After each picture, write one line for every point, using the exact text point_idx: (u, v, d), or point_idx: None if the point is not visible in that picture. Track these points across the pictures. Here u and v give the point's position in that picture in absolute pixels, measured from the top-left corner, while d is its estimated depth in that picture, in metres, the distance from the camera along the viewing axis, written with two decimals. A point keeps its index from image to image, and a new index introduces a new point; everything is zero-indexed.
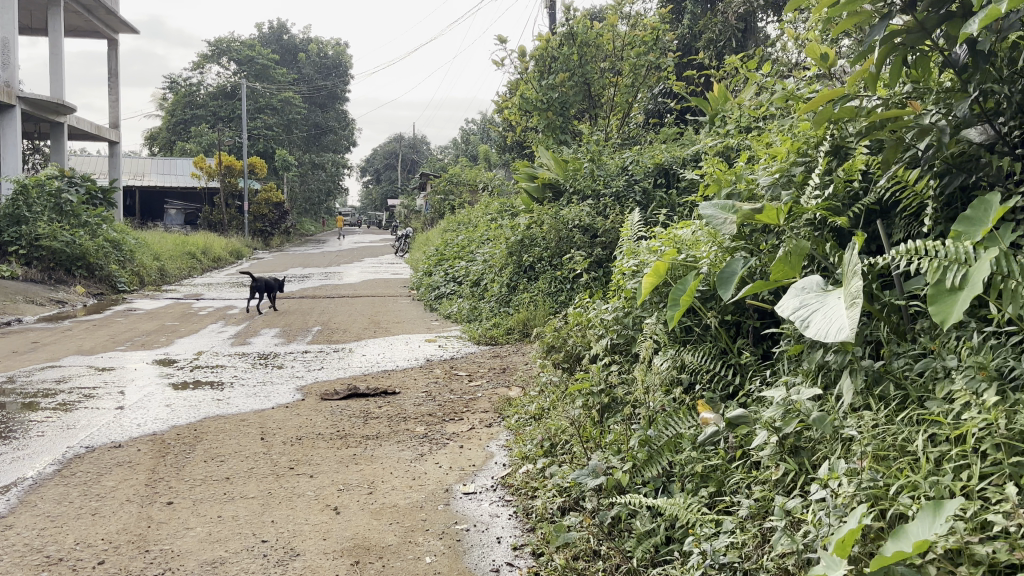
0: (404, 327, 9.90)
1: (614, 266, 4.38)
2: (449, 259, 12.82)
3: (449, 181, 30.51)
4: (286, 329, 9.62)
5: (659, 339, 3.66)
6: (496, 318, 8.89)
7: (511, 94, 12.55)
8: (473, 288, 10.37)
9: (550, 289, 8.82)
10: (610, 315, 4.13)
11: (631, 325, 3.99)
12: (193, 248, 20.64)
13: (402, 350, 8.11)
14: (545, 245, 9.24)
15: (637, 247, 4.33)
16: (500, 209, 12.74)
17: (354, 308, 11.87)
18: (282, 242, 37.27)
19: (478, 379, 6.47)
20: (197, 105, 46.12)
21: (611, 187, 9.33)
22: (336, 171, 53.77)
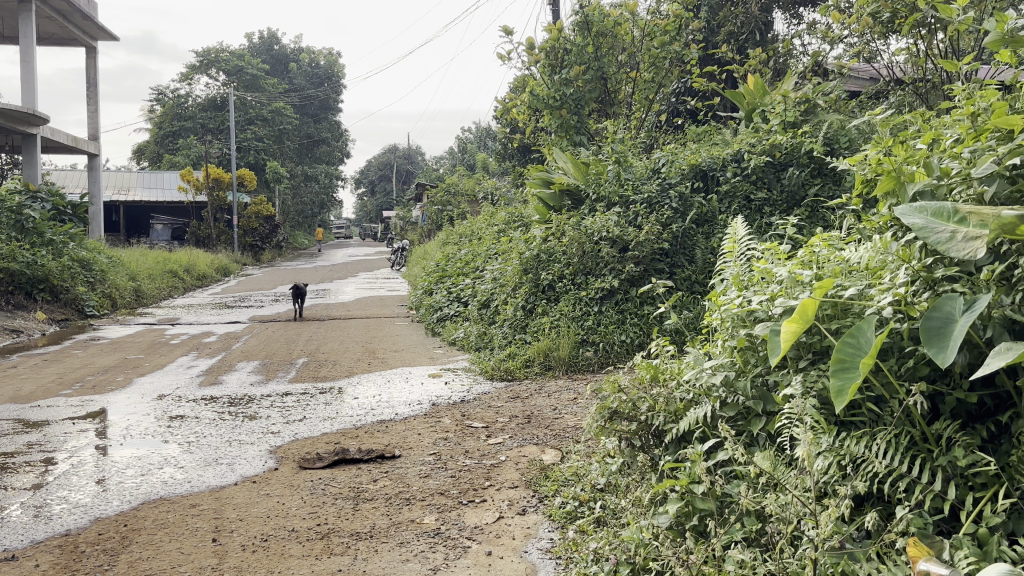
0: (403, 357, 8.57)
1: (711, 301, 3.25)
2: (451, 278, 11.53)
3: (446, 191, 29.31)
4: (266, 363, 8.31)
5: (812, 422, 2.48)
6: (512, 347, 7.59)
7: (519, 92, 11.27)
8: (481, 311, 9.06)
9: (574, 312, 7.49)
10: (711, 374, 2.92)
11: (748, 392, 2.79)
12: (175, 266, 19.31)
13: (401, 389, 6.80)
14: (567, 260, 7.96)
15: (742, 277, 3.22)
16: (509, 220, 11.44)
17: (346, 334, 10.54)
18: (274, 257, 35.95)
19: (498, 433, 5.16)
20: (185, 117, 44.74)
21: (642, 193, 8.07)
22: (329, 183, 52.49)
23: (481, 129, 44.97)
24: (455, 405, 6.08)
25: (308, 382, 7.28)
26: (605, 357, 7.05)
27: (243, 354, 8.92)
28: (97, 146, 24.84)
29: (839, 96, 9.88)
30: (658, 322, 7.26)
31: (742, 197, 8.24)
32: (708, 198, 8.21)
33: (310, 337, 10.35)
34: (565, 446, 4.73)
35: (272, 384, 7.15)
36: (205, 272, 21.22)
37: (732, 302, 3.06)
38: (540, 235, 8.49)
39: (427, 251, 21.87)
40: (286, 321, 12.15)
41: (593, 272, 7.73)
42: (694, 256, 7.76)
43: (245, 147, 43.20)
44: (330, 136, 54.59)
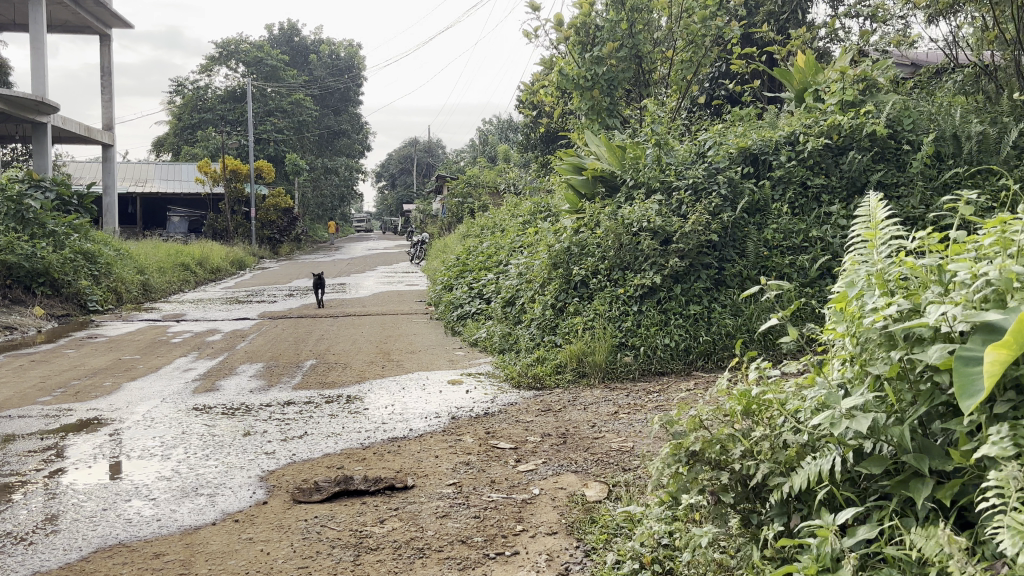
0: (420, 360, 7.79)
1: (845, 300, 2.39)
2: (471, 273, 10.74)
3: (467, 183, 28.54)
4: (271, 365, 7.56)
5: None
6: (541, 349, 6.81)
7: (546, 72, 10.42)
8: (505, 309, 8.26)
9: (610, 310, 6.69)
10: (857, 408, 2.15)
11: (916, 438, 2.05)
12: (187, 258, 18.67)
13: (417, 398, 6.04)
14: (601, 254, 7.15)
15: (886, 269, 2.36)
16: (535, 210, 10.62)
17: (359, 333, 9.77)
18: (292, 250, 35.40)
19: (529, 457, 4.39)
20: (204, 109, 44.22)
21: (687, 178, 7.24)
22: (348, 176, 51.90)
23: (502, 121, 44.19)
24: (478, 419, 5.30)
25: (315, 388, 6.51)
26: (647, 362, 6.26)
27: (246, 355, 8.18)
28: (111, 136, 24.31)
29: (899, 75, 8.98)
30: (707, 324, 6.45)
31: (797, 184, 7.39)
32: (758, 184, 7.37)
33: (320, 335, 9.58)
34: (610, 478, 3.94)
35: (274, 390, 6.39)
36: (219, 266, 20.58)
37: (872, 311, 2.26)
38: (572, 226, 7.67)
39: (447, 245, 21.12)
40: (298, 318, 11.43)
41: (632, 266, 6.92)
42: (745, 249, 6.94)
43: (263, 139, 42.62)
44: (350, 128, 53.94)
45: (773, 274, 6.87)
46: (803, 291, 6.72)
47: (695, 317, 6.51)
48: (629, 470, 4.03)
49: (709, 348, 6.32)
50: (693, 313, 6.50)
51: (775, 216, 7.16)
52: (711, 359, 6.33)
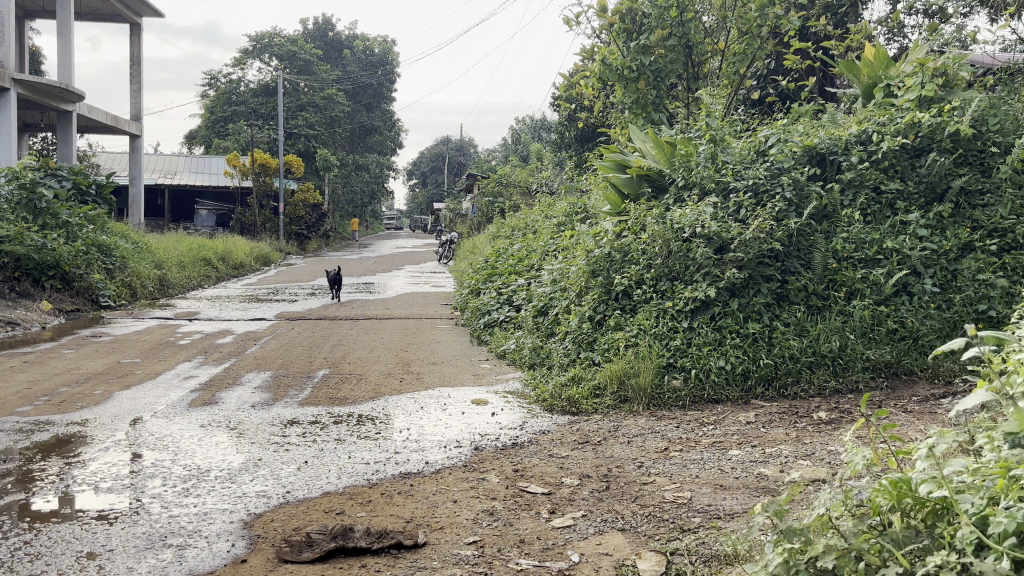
0: (442, 373, 7.08)
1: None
2: (500, 277, 10.03)
3: (497, 182, 27.82)
4: (280, 374, 6.90)
5: None
6: (577, 367, 6.08)
7: (587, 63, 9.66)
8: (537, 319, 7.53)
9: (657, 326, 5.94)
10: None
11: None
12: (209, 253, 18.17)
13: (437, 419, 5.34)
14: (648, 261, 6.41)
15: None
16: (571, 211, 9.88)
17: (380, 338, 9.10)
18: (320, 246, 34.94)
19: (565, 506, 3.67)
20: (237, 102, 43.95)
21: (746, 178, 6.45)
22: (379, 173, 51.45)
23: (536, 120, 43.45)
24: (504, 451, 4.58)
25: (323, 405, 5.82)
26: (698, 387, 5.53)
27: (255, 361, 7.54)
28: (139, 127, 23.95)
29: (980, 71, 8.11)
30: (767, 346, 5.70)
31: (869, 188, 6.57)
32: (825, 187, 6.57)
33: (338, 340, 8.92)
34: (666, 543, 3.20)
35: (278, 407, 5.72)
36: (243, 261, 20.07)
37: None
38: (613, 229, 6.95)
39: (476, 245, 20.41)
40: (316, 320, 10.81)
41: (683, 275, 6.18)
42: (812, 260, 6.16)
43: (294, 133, 42.25)
44: (382, 125, 53.48)
45: (841, 290, 6.08)
46: (877, 310, 5.92)
47: (753, 337, 5.76)
48: (690, 533, 3.30)
49: (769, 372, 5.59)
50: (750, 332, 5.76)
51: (844, 223, 6.37)
52: (772, 384, 5.58)
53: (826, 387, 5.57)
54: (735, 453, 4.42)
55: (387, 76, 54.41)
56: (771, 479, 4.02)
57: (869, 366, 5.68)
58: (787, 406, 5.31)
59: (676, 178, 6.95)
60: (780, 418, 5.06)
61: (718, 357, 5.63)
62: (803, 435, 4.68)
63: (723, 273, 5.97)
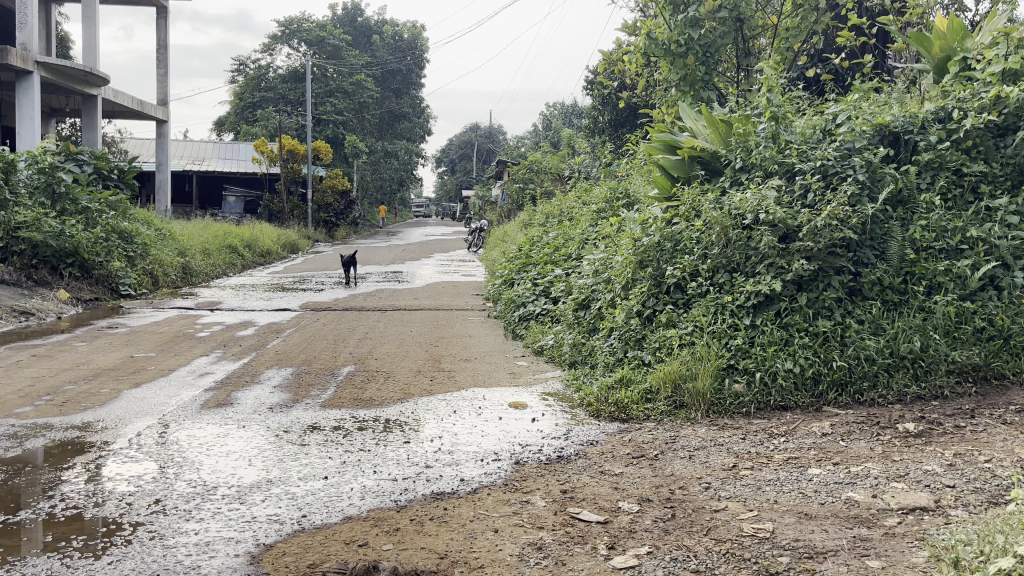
0: (476, 371, 6.55)
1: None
2: (536, 267, 9.47)
3: (528, 168, 27.18)
4: (302, 372, 6.42)
5: None
6: (625, 367, 5.54)
7: (630, 39, 9.04)
8: (578, 313, 6.98)
9: (715, 324, 5.37)
10: None
11: None
12: (235, 240, 17.79)
13: (473, 426, 4.82)
14: (703, 251, 5.83)
15: None
16: (611, 198, 9.28)
17: (410, 331, 8.59)
18: (348, 234, 34.61)
19: (625, 541, 3.12)
20: (266, 89, 43.68)
21: (814, 159, 5.83)
22: (408, 160, 51.01)
23: (566, 106, 42.75)
24: (550, 468, 4.04)
25: (347, 408, 5.31)
26: (762, 393, 4.98)
27: (277, 356, 7.08)
28: (166, 112, 23.67)
29: None
30: (840, 347, 5.10)
31: (950, 170, 5.86)
32: (900, 169, 5.88)
33: (366, 333, 8.43)
34: None
35: (298, 409, 5.23)
36: (269, 248, 19.69)
37: None
38: (662, 216, 6.38)
39: (507, 233, 19.84)
40: (343, 311, 10.33)
41: (744, 268, 5.60)
42: (886, 250, 5.51)
43: (323, 120, 41.94)
44: (411, 112, 53.04)
45: (921, 283, 5.44)
46: (963, 306, 5.28)
47: (823, 337, 5.17)
48: None
49: (842, 376, 5.00)
50: (820, 330, 5.16)
51: (921, 209, 5.68)
52: (845, 390, 4.99)
53: (907, 393, 4.95)
54: (816, 473, 3.83)
55: (416, 62, 53.87)
56: (863, 507, 3.43)
57: (955, 370, 5.03)
58: (864, 415, 4.72)
59: (733, 160, 6.35)
60: (859, 430, 4.46)
61: (784, 359, 5.06)
62: (891, 450, 4.07)
63: (790, 265, 5.38)
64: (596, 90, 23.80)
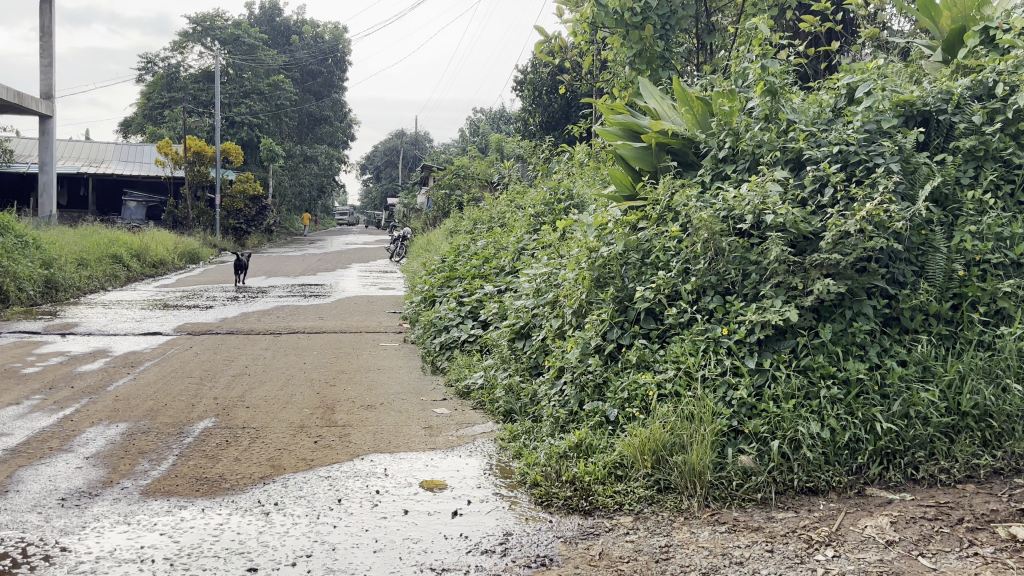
0: (378, 426, 4.91)
1: None
2: (461, 283, 7.88)
3: (454, 173, 25.58)
4: (138, 431, 4.67)
5: None
6: (582, 427, 4.00)
7: (575, 7, 7.54)
8: (514, 345, 5.39)
9: (707, 367, 3.88)
10: None
11: None
12: (121, 248, 15.68)
13: (364, 534, 3.20)
14: (684, 265, 4.34)
15: None
16: (551, 200, 7.74)
17: (304, 363, 6.91)
18: (261, 243, 32.42)
19: None
20: (175, 88, 40.95)
21: (827, 144, 4.40)
22: (329, 166, 48.84)
23: (494, 111, 41.43)
24: None
25: (179, 497, 3.61)
26: (781, 470, 3.52)
27: (113, 403, 5.30)
28: (51, 106, 21.27)
29: None
30: (882, 401, 3.66)
31: (997, 161, 4.47)
32: (934, 160, 4.49)
33: (245, 366, 6.71)
34: None
35: (99, 503, 3.50)
36: (163, 258, 17.58)
37: None
38: (623, 219, 4.87)
39: (431, 241, 18.18)
40: (226, 335, 8.54)
41: (742, 289, 4.14)
42: (928, 265, 4.09)
43: (237, 122, 39.55)
44: (332, 115, 50.90)
45: (977, 310, 4.04)
46: None
47: (858, 386, 3.72)
48: None
49: (889, 443, 3.56)
50: (852, 375, 3.72)
51: (967, 211, 4.25)
52: (892, 462, 3.56)
53: (977, 467, 3.53)
54: None
55: (338, 64, 51.66)
56: None
57: None
58: (929, 501, 3.29)
59: (715, 147, 4.90)
60: (936, 532, 3.02)
61: (809, 420, 3.60)
62: None
63: (806, 286, 3.94)
64: (526, 91, 22.38)
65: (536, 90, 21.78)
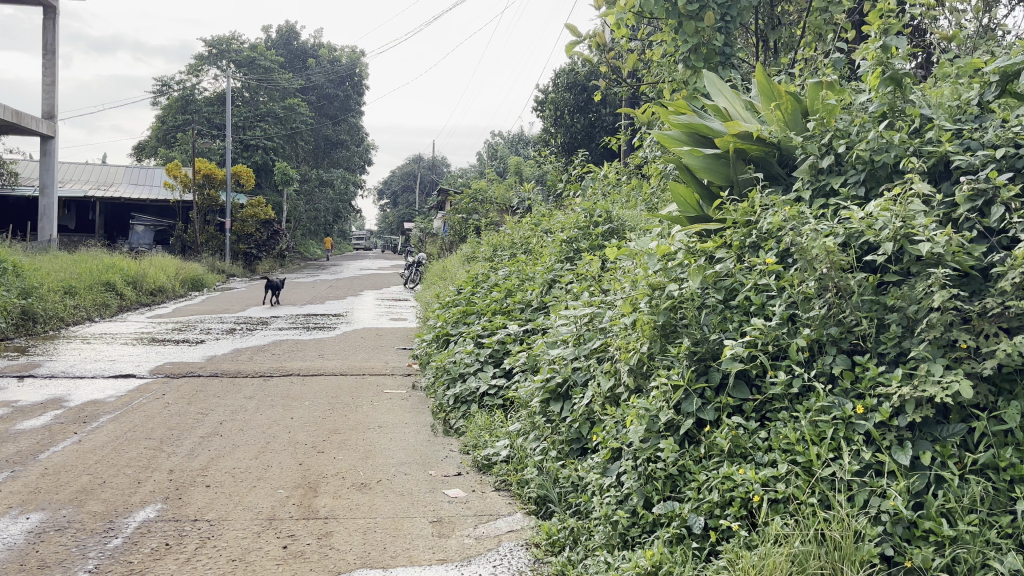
0: (372, 517, 3.73)
1: None
2: (480, 321, 6.72)
3: (471, 197, 24.51)
4: (51, 528, 3.52)
5: None
6: (654, 545, 2.83)
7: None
8: (549, 408, 4.17)
9: (836, 464, 2.70)
10: None
11: None
12: (114, 275, 14.63)
13: None
14: (789, 311, 3.17)
15: None
16: (586, 223, 6.57)
17: (291, 418, 5.75)
18: (273, 269, 31.50)
19: None
20: (189, 110, 40.25)
21: (984, 147, 3.21)
22: (344, 190, 48.06)
23: (514, 134, 40.53)
24: None
25: None
26: None
27: (37, 480, 4.16)
28: (53, 126, 20.45)
29: None
30: None
31: None
32: None
33: (220, 423, 5.56)
34: None
35: None
36: (162, 285, 16.54)
37: None
38: (698, 246, 3.71)
39: (446, 268, 17.07)
40: (210, 378, 7.42)
41: (874, 346, 2.97)
42: None
43: (251, 145, 38.82)
44: (349, 139, 50.21)
45: None
46: None
47: None
48: None
49: None
50: None
51: None
52: None
53: None
54: None
55: (355, 87, 50.99)
56: None
57: None
58: None
59: (814, 154, 3.74)
60: None
61: (1004, 551, 2.41)
62: None
63: (978, 346, 2.74)
64: (548, 112, 21.31)
65: (558, 110, 20.71)
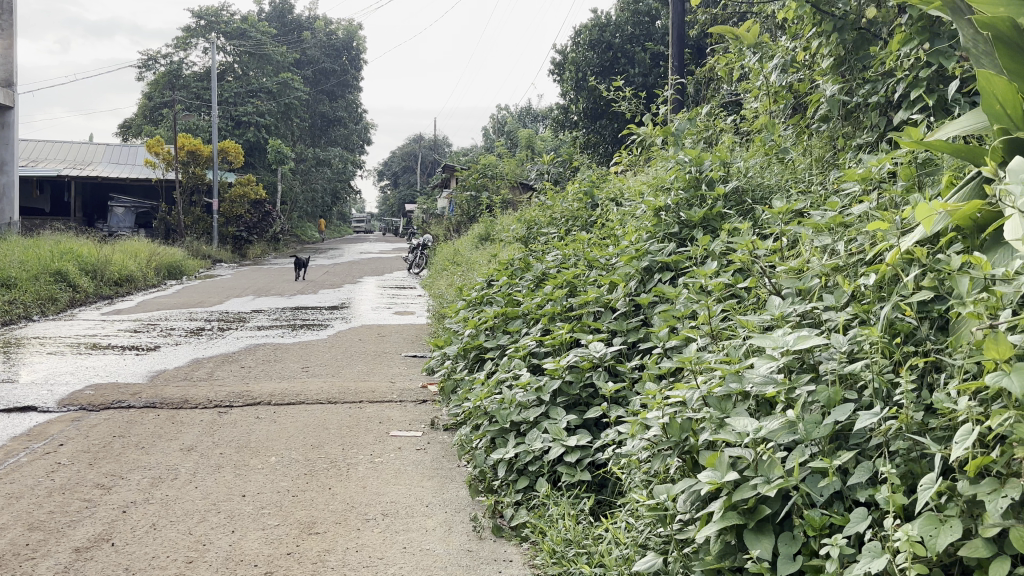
0: None
1: None
2: (531, 332, 4.56)
3: (481, 173, 22.27)
4: None
5: None
6: None
7: None
8: (744, 548, 2.00)
9: None
10: None
11: None
12: (68, 263, 12.37)
13: None
14: None
15: None
16: (693, 183, 4.37)
17: (241, 497, 3.58)
18: (266, 253, 29.31)
19: None
20: (177, 86, 37.67)
21: None
22: (343, 169, 45.77)
23: (522, 108, 38.20)
24: None
25: None
26: None
27: None
28: (11, 95, 18.11)
29: None
30: None
31: None
32: None
33: (122, 511, 3.40)
34: None
35: None
36: (129, 273, 14.28)
37: None
38: None
39: (457, 252, 14.86)
40: (145, 409, 5.25)
41: None
42: None
43: (244, 122, 36.43)
44: (347, 117, 47.83)
45: None
46: None
47: None
48: None
49: None
50: None
51: None
52: None
53: None
54: None
55: (352, 62, 48.37)
56: None
57: None
58: None
59: None
60: None
61: None
62: None
63: None
64: (569, 74, 18.91)
65: (580, 72, 18.42)
